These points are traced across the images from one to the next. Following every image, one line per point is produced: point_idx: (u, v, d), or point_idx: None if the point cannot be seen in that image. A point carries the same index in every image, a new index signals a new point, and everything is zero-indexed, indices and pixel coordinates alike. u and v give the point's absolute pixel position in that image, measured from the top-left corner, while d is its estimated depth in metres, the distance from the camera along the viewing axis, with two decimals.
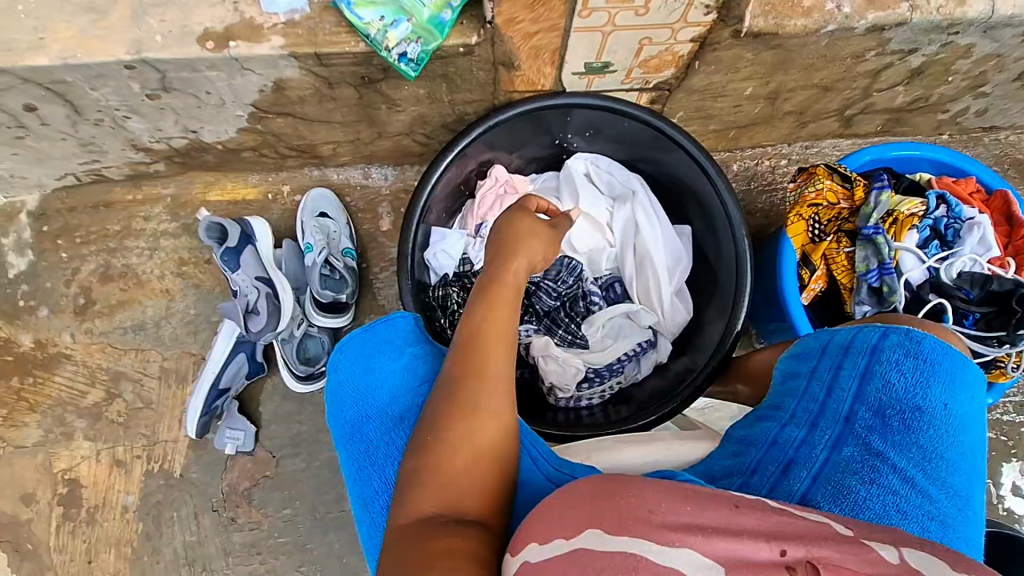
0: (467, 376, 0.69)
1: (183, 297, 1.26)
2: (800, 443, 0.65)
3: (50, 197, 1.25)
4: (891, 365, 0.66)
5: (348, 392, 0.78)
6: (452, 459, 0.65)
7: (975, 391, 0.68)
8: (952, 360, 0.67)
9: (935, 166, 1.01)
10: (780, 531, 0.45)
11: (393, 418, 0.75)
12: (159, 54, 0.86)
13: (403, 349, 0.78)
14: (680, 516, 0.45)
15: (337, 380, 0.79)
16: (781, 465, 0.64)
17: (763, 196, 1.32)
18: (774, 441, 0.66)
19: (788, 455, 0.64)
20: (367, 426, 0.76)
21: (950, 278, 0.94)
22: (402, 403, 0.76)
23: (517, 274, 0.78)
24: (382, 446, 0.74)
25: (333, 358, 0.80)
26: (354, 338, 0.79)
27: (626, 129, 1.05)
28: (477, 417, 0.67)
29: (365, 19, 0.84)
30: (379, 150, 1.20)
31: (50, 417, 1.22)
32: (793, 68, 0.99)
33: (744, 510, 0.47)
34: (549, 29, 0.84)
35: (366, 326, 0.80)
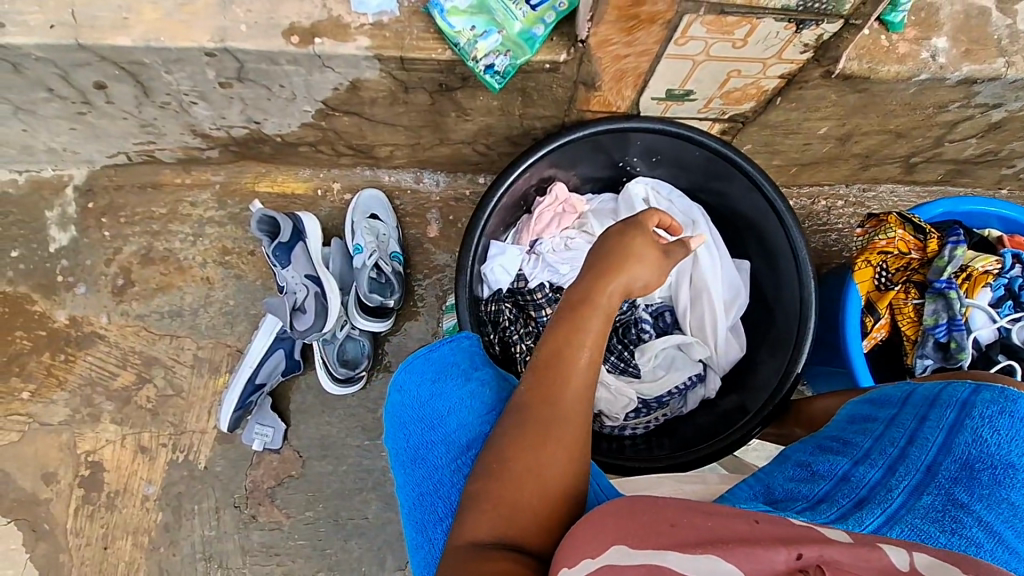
0: (538, 398, 0.64)
1: (222, 286, 1.23)
2: (875, 484, 0.60)
3: (98, 174, 1.23)
4: (986, 421, 0.63)
5: (410, 415, 0.75)
6: (517, 495, 0.59)
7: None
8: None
9: (1004, 223, 1.00)
10: (795, 539, 0.43)
11: (459, 447, 0.71)
12: (243, 44, 0.84)
13: (469, 373, 0.76)
14: (700, 531, 0.45)
15: (397, 403, 0.77)
16: (853, 501, 0.58)
17: (817, 235, 1.28)
18: (846, 480, 0.62)
19: (861, 493, 0.59)
20: (430, 452, 0.72)
21: (1023, 341, 0.93)
22: (468, 430, 0.72)
23: (612, 299, 0.70)
24: (445, 474, 0.70)
25: (395, 379, 0.77)
26: (419, 359, 0.77)
27: (696, 158, 1.02)
28: (546, 445, 0.62)
29: (455, 28, 0.83)
30: (436, 156, 1.18)
31: (78, 397, 1.20)
32: (873, 112, 0.98)
33: (764, 525, 0.46)
34: (640, 54, 0.83)
35: (430, 346, 0.78)
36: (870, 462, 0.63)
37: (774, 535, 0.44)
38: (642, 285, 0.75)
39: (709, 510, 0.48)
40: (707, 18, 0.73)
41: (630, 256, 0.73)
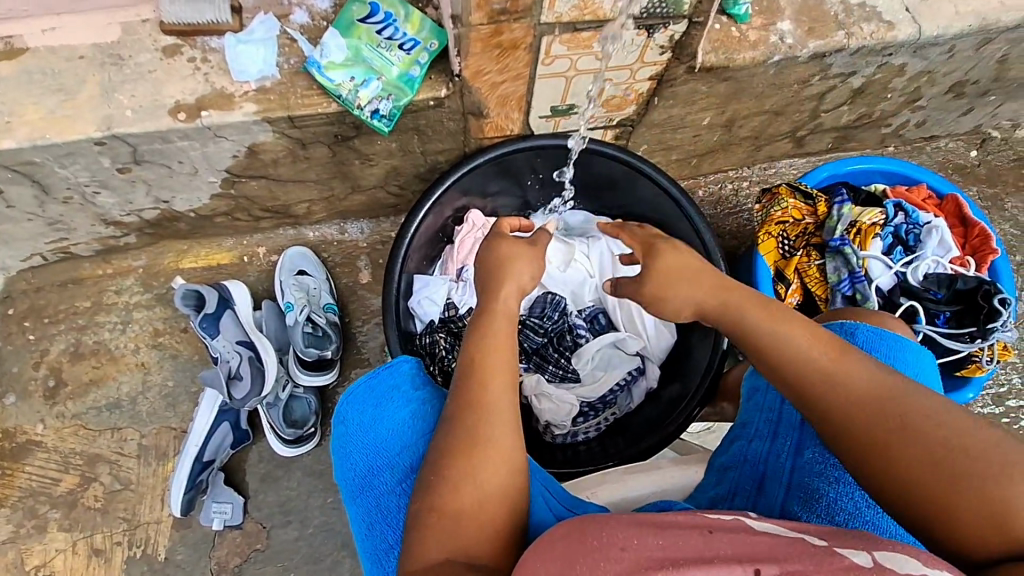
0: (466, 407, 0.66)
1: (160, 368, 1.21)
2: (767, 454, 0.72)
3: (14, 279, 1.22)
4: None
5: (353, 442, 0.74)
6: (457, 499, 0.61)
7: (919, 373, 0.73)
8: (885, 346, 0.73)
9: (888, 177, 1.07)
10: (757, 554, 0.43)
11: (404, 469, 0.71)
12: (130, 129, 0.86)
13: (410, 395, 0.75)
14: (655, 551, 0.43)
15: (340, 436, 0.75)
16: (756, 482, 0.71)
17: (730, 218, 1.34)
18: (746, 459, 0.73)
19: (761, 471, 0.71)
20: (377, 478, 0.72)
21: (918, 281, 0.96)
22: (410, 451, 0.72)
23: (507, 301, 0.76)
24: (390, 499, 0.70)
25: (338, 411, 0.76)
26: (361, 386, 0.76)
27: (604, 170, 1.07)
28: (479, 449, 0.63)
29: (335, 81, 0.87)
30: (353, 205, 1.21)
31: (20, 510, 1.14)
32: (746, 97, 1.05)
33: (720, 537, 0.45)
34: (514, 79, 0.88)
35: (371, 372, 0.77)
36: (755, 432, 0.74)
37: (736, 555, 0.43)
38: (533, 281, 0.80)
39: (663, 522, 0.47)
40: (564, 37, 0.80)
41: (511, 265, 0.79)
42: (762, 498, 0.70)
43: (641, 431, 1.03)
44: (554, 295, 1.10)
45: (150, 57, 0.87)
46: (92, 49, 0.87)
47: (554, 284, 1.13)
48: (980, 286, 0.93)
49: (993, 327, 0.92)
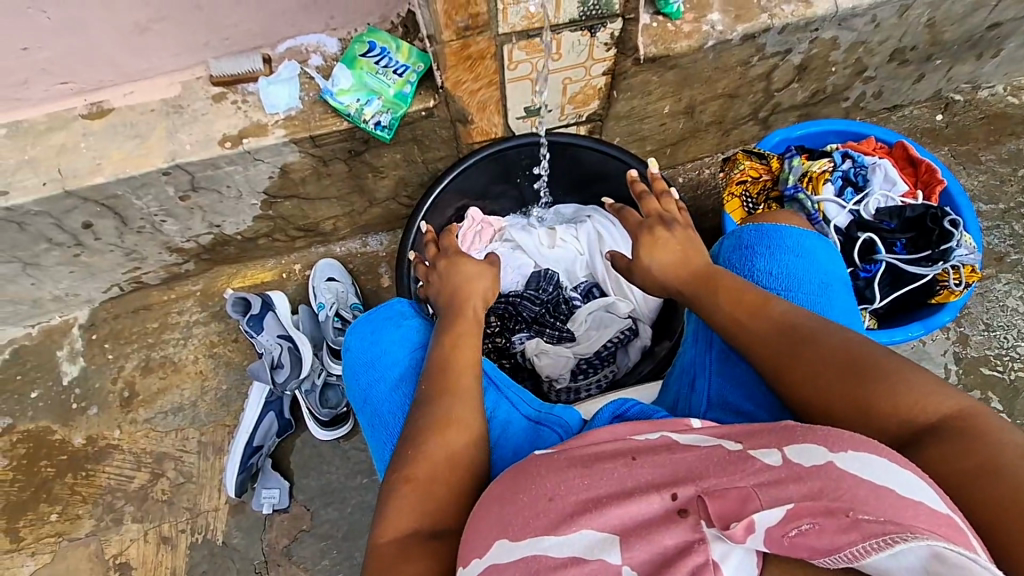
0: (441, 394, 0.77)
1: (215, 375, 1.40)
2: (694, 359, 0.85)
3: (98, 309, 1.45)
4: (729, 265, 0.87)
5: (355, 367, 0.88)
6: (429, 468, 0.69)
7: (800, 254, 0.85)
8: (768, 240, 0.86)
9: (840, 135, 1.19)
10: (676, 479, 0.55)
11: (393, 382, 0.84)
12: (189, 158, 1.08)
13: (397, 324, 0.88)
14: (581, 494, 0.56)
15: (348, 362, 0.89)
16: (689, 383, 0.84)
17: (711, 198, 1.46)
18: (682, 369, 0.87)
19: (692, 374, 0.84)
20: (373, 392, 0.85)
21: (872, 215, 1.05)
22: (398, 366, 0.84)
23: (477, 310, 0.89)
24: (386, 406, 0.83)
25: (346, 344, 0.90)
26: (360, 323, 0.89)
27: (589, 162, 1.24)
28: (449, 426, 0.73)
29: (345, 103, 1.08)
30: (372, 218, 1.41)
31: (100, 505, 1.30)
32: (696, 83, 1.21)
33: (640, 464, 0.58)
34: (488, 85, 1.07)
35: (369, 312, 0.90)
36: (687, 343, 0.88)
37: (655, 484, 0.55)
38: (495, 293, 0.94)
39: (593, 462, 0.59)
40: (521, 43, 0.99)
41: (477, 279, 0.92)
42: (695, 393, 0.83)
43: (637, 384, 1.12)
44: (547, 271, 1.24)
45: (203, 104, 1.11)
46: (160, 103, 1.12)
47: (549, 264, 1.27)
48: (925, 212, 1.03)
49: (948, 249, 1.00)
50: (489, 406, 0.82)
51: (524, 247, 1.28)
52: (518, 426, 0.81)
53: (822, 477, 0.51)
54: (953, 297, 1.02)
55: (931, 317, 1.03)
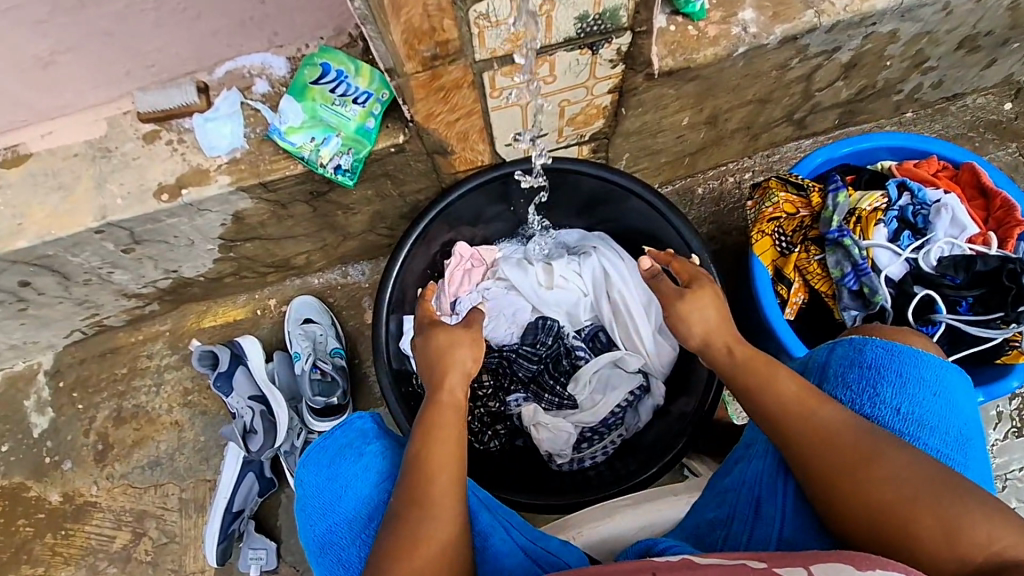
0: (410, 506, 0.63)
1: (191, 425, 1.29)
2: (762, 475, 0.66)
3: (62, 354, 1.31)
4: (841, 380, 0.66)
5: (312, 503, 0.76)
6: None
7: (941, 391, 0.63)
8: (903, 363, 0.64)
9: (894, 152, 0.99)
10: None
11: (360, 521, 0.73)
12: (123, 215, 0.93)
13: (362, 449, 0.77)
14: None
15: (304, 497, 0.78)
16: (752, 506, 0.66)
17: (736, 214, 1.25)
18: (744, 482, 0.68)
19: (756, 494, 0.66)
20: (335, 533, 0.74)
21: (932, 267, 0.89)
22: (364, 503, 0.74)
23: (453, 392, 0.73)
24: (351, 552, 0.72)
25: (299, 475, 0.79)
26: (316, 449, 0.78)
27: (590, 189, 1.05)
28: (419, 546, 0.59)
29: (297, 143, 0.91)
30: (349, 249, 1.24)
31: (83, 567, 1.23)
32: (721, 91, 1.00)
33: (661, 574, 0.43)
34: (467, 115, 0.88)
35: (326, 434, 0.79)
36: (756, 451, 0.69)
37: None
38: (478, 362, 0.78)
39: (601, 571, 0.45)
40: (503, 70, 0.79)
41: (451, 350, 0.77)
42: (759, 522, 0.65)
43: (649, 452, 1.00)
44: (545, 319, 1.10)
45: (133, 145, 0.94)
46: (83, 145, 0.95)
47: (548, 307, 1.11)
48: (1003, 266, 0.85)
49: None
50: (481, 532, 0.69)
51: (519, 288, 1.12)
52: (510, 557, 0.68)
53: None
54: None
55: (996, 383, 0.88)
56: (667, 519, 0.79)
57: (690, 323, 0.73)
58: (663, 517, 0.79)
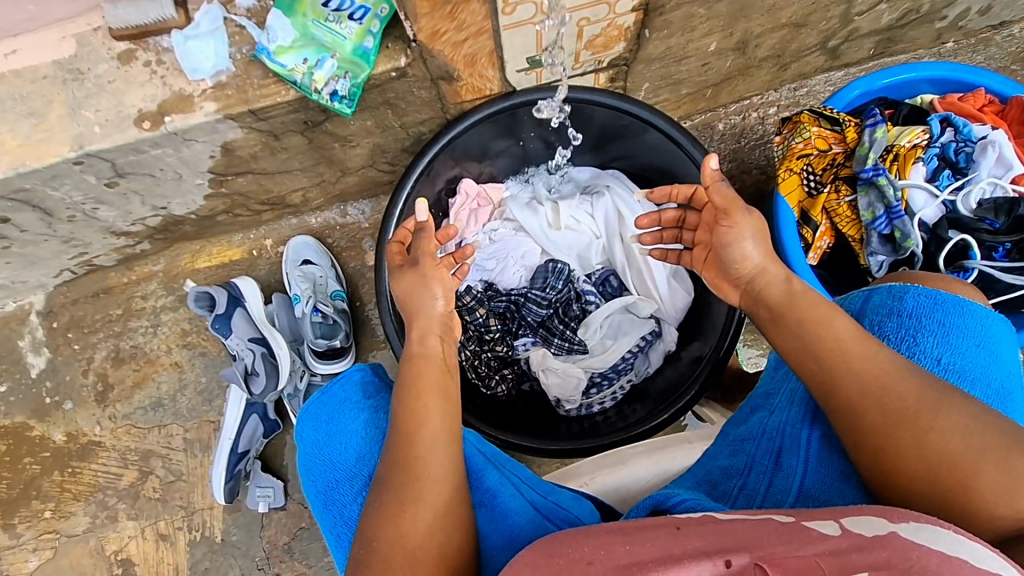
0: (394, 469, 0.60)
1: (192, 366, 1.27)
2: (784, 425, 0.64)
3: (54, 294, 1.27)
4: (877, 329, 0.62)
5: (311, 461, 0.75)
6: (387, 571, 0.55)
7: (984, 341, 0.60)
8: (945, 311, 0.60)
9: (937, 84, 0.91)
10: (726, 542, 0.39)
11: (362, 480, 0.71)
12: (101, 144, 0.85)
13: (361, 405, 0.75)
14: (621, 558, 0.40)
15: (303, 454, 0.76)
16: (772, 457, 0.63)
17: (757, 151, 1.18)
18: (763, 432, 0.65)
19: (777, 444, 0.63)
20: (335, 492, 0.72)
21: (971, 210, 0.84)
22: (364, 462, 0.72)
23: (426, 343, 0.69)
24: (352, 509, 0.71)
25: (296, 431, 0.77)
26: (311, 407, 0.76)
27: (605, 122, 0.98)
28: (405, 509, 0.58)
29: (288, 66, 0.83)
30: (348, 186, 1.17)
31: (92, 504, 1.25)
32: (756, 12, 0.91)
33: (686, 529, 0.42)
34: (477, 34, 0.79)
35: (321, 390, 0.77)
36: (778, 402, 0.66)
37: (699, 549, 0.39)
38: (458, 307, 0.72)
39: (625, 527, 0.43)
40: None
41: (429, 295, 0.71)
42: (779, 473, 0.62)
43: (660, 397, 0.99)
44: (555, 262, 1.06)
45: (108, 67, 0.86)
46: (52, 66, 0.86)
47: (558, 250, 1.07)
48: None
49: None
50: (488, 491, 0.68)
51: (529, 229, 1.07)
52: (520, 513, 0.66)
53: (893, 547, 0.37)
54: None
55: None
56: (680, 467, 0.78)
57: (752, 241, 0.65)
58: (680, 464, 0.78)
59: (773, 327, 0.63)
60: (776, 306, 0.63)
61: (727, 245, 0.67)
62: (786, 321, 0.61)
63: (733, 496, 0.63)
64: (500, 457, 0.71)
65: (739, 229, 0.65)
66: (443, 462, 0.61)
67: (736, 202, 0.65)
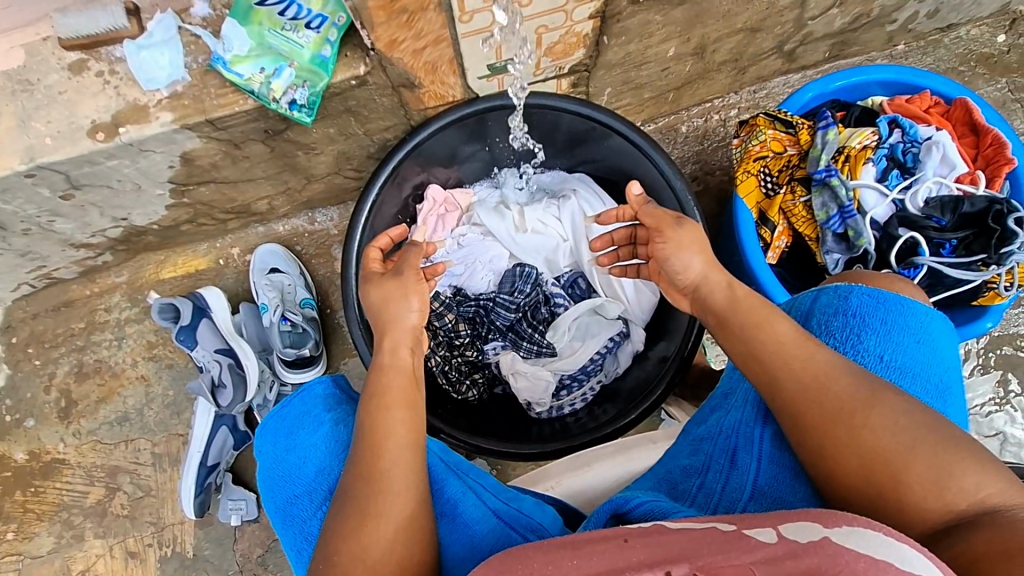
0: (357, 481, 0.60)
1: (158, 379, 1.24)
2: (739, 424, 0.65)
3: (13, 309, 1.24)
4: (823, 328, 0.64)
5: (272, 476, 0.74)
6: None
7: (924, 337, 0.62)
8: (886, 309, 0.63)
9: (886, 87, 0.94)
10: (668, 554, 0.39)
11: (323, 493, 0.71)
12: (54, 157, 0.83)
13: (322, 417, 0.74)
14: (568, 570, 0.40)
15: (265, 469, 0.75)
16: (727, 456, 0.64)
17: (719, 152, 1.21)
18: (720, 431, 0.67)
19: (733, 443, 0.65)
20: (297, 506, 0.72)
21: (919, 208, 0.86)
22: (326, 474, 0.71)
23: (396, 354, 0.68)
24: (315, 523, 0.71)
25: (257, 446, 0.76)
26: (272, 420, 0.75)
27: (569, 126, 0.99)
28: (367, 523, 0.58)
29: (244, 75, 0.82)
30: (315, 194, 1.16)
31: (57, 523, 1.21)
32: (711, 18, 0.93)
33: (632, 541, 0.41)
34: (434, 43, 0.80)
35: (282, 403, 0.76)
36: (734, 402, 0.67)
37: (641, 562, 0.39)
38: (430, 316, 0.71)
39: (577, 540, 0.43)
40: None
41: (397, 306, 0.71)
42: (734, 472, 0.63)
43: (628, 398, 1.00)
44: (523, 266, 1.07)
45: (58, 77, 0.84)
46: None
47: (526, 254, 1.08)
48: (989, 206, 0.83)
49: (1007, 253, 0.83)
50: (449, 501, 0.68)
51: (497, 234, 1.08)
52: (481, 523, 0.67)
53: (823, 553, 0.37)
54: (999, 300, 0.87)
55: (969, 324, 0.89)
56: (646, 467, 0.79)
57: (700, 248, 0.67)
58: (644, 463, 0.79)
59: (719, 331, 0.64)
60: (721, 311, 0.64)
61: (685, 246, 0.68)
62: (732, 326, 0.62)
63: (692, 495, 0.64)
64: (462, 466, 0.71)
65: (674, 244, 0.68)
66: (406, 473, 0.61)
67: (665, 219, 0.70)
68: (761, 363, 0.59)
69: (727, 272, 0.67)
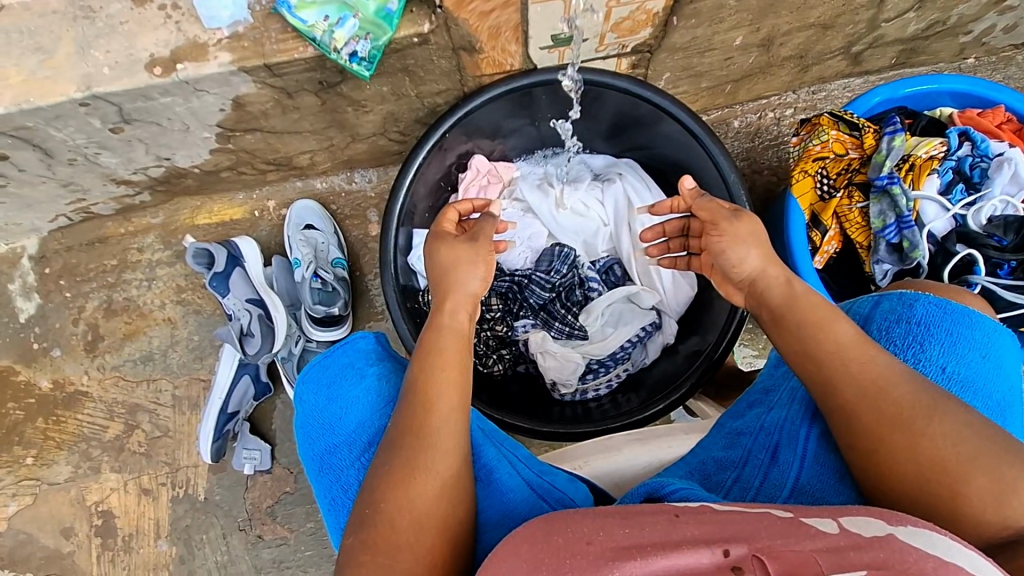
0: (404, 435, 0.60)
1: (185, 323, 1.25)
2: (783, 422, 0.65)
3: (47, 239, 1.25)
4: (884, 334, 0.63)
5: (310, 423, 0.74)
6: (391, 533, 0.55)
7: (991, 354, 0.61)
8: (953, 321, 0.61)
9: (958, 98, 0.91)
10: (725, 533, 0.40)
11: (360, 445, 0.71)
12: (110, 87, 0.83)
13: (364, 371, 0.74)
14: (618, 539, 0.40)
15: (302, 416, 0.76)
16: (768, 452, 0.64)
17: (770, 151, 1.18)
18: (761, 427, 0.67)
19: (775, 440, 0.64)
20: (334, 456, 0.72)
21: (980, 225, 0.85)
22: (364, 427, 0.72)
23: (454, 316, 0.68)
24: (350, 474, 0.71)
25: (297, 392, 0.77)
26: (315, 368, 0.75)
27: (621, 107, 0.96)
28: (416, 476, 0.58)
29: (308, 22, 0.81)
30: (357, 153, 1.15)
31: (76, 453, 1.24)
32: (785, 9, 0.90)
33: (686, 516, 0.42)
34: (503, 6, 0.78)
35: (326, 352, 0.76)
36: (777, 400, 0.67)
37: (704, 537, 0.39)
38: (484, 284, 0.71)
39: (624, 511, 0.43)
40: None
41: (451, 269, 0.70)
42: (775, 468, 0.63)
43: (654, 388, 0.99)
44: (561, 247, 1.06)
45: (121, 7, 0.83)
46: (63, 2, 0.83)
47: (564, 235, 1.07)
48: None
49: None
50: (485, 466, 0.68)
51: (537, 211, 1.07)
52: (516, 491, 0.67)
53: (888, 548, 0.38)
54: None
55: None
56: (678, 456, 0.78)
57: (763, 239, 0.66)
58: (673, 453, 0.78)
59: (774, 328, 0.63)
60: (778, 308, 0.63)
61: (749, 237, 0.66)
62: (788, 323, 0.61)
63: (727, 487, 0.64)
64: (497, 436, 0.72)
65: (730, 238, 0.67)
66: (451, 432, 0.60)
67: (720, 212, 0.68)
68: (818, 363, 0.58)
69: (787, 268, 0.65)
